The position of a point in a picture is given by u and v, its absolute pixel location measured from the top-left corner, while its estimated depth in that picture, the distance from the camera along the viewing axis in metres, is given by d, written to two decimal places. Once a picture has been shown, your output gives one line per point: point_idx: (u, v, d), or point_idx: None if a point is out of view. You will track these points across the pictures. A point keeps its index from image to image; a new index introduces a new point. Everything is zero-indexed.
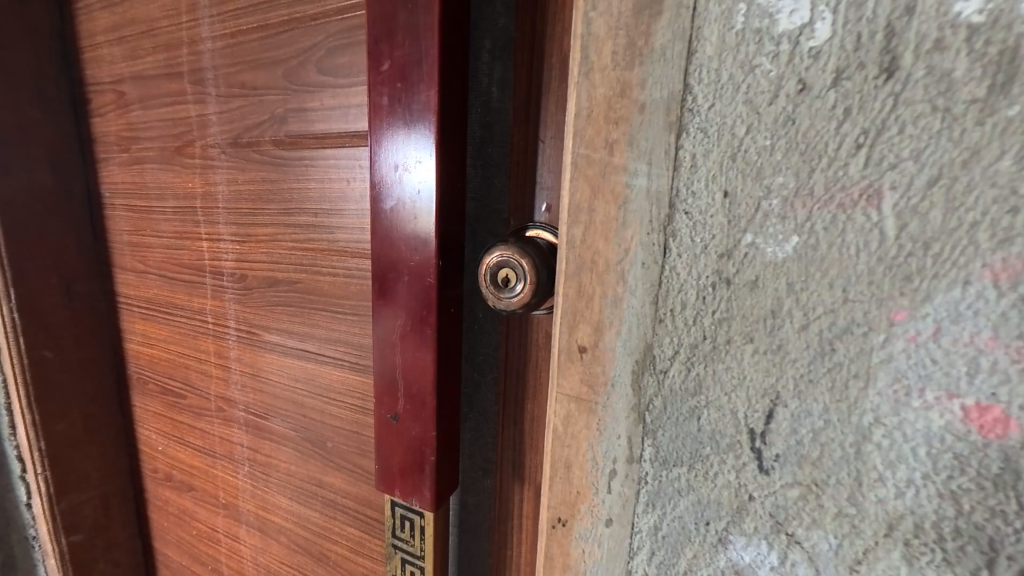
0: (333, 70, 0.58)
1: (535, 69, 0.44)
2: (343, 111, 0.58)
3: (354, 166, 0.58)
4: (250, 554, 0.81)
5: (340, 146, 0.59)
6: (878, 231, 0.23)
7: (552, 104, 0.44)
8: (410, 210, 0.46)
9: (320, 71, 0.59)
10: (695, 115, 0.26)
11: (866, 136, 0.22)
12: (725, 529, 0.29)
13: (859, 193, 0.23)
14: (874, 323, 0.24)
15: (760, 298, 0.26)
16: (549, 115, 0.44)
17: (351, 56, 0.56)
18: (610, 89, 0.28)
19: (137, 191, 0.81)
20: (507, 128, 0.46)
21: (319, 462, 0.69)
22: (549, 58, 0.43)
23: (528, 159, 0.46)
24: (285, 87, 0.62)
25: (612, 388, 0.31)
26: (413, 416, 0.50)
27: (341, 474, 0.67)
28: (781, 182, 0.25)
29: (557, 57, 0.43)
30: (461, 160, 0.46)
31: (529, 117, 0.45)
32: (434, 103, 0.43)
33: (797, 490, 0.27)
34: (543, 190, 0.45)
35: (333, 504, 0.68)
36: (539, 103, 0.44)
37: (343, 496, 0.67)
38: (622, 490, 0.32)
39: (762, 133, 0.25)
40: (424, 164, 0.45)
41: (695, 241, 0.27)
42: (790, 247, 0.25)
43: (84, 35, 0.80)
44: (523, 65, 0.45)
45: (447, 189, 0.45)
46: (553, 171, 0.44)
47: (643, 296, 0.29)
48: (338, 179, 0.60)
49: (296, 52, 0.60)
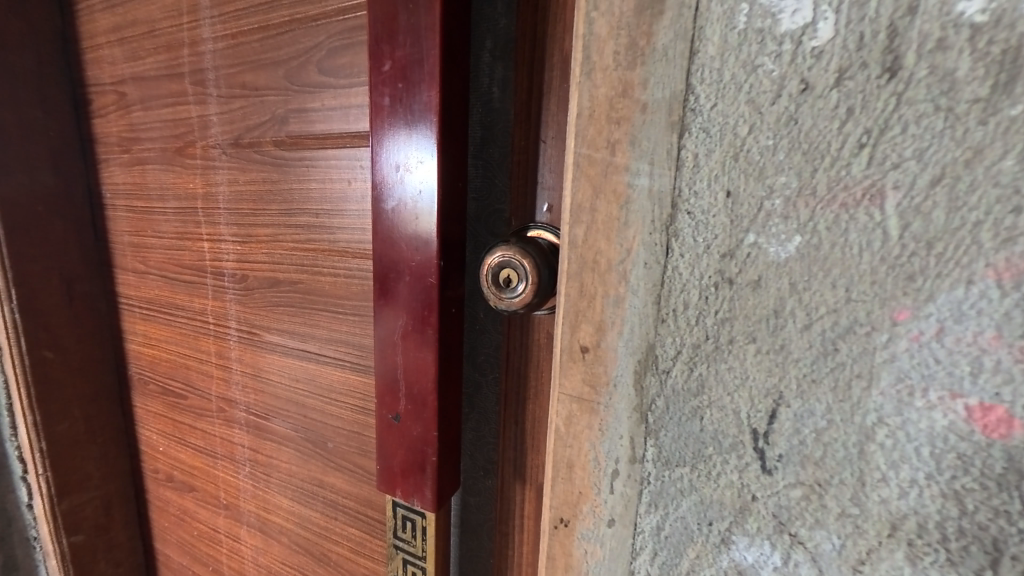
0: (334, 70, 0.58)
1: (536, 69, 0.44)
2: (344, 111, 0.58)
3: (355, 166, 0.58)
4: (250, 555, 0.81)
5: (341, 146, 0.59)
6: (881, 231, 0.23)
7: (554, 105, 0.44)
8: (411, 211, 0.46)
9: (321, 72, 0.59)
10: (697, 115, 0.26)
11: (868, 136, 0.22)
12: (728, 529, 0.29)
13: (862, 192, 0.23)
14: (877, 322, 0.24)
15: (763, 298, 0.26)
16: (551, 116, 0.44)
17: (352, 57, 0.56)
18: (611, 89, 0.28)
19: (138, 192, 0.81)
20: (509, 128, 0.46)
21: (320, 462, 0.68)
22: (549, 59, 0.43)
23: (529, 160, 0.46)
24: (286, 87, 0.62)
25: (614, 388, 0.31)
26: (414, 416, 0.50)
27: (342, 475, 0.67)
28: (784, 182, 0.25)
29: (558, 57, 0.43)
30: (462, 160, 0.47)
31: (531, 117, 0.45)
32: (435, 104, 0.43)
33: (800, 490, 0.27)
34: (544, 190, 0.46)
35: (334, 505, 0.68)
36: (540, 103, 0.44)
37: (344, 496, 0.67)
38: (624, 490, 0.32)
39: (764, 133, 0.25)
40: (425, 165, 0.45)
41: (698, 241, 0.27)
42: (793, 247, 0.25)
43: (85, 36, 0.80)
44: (525, 65, 0.45)
45: (448, 190, 0.45)
46: (555, 172, 0.44)
47: (645, 296, 0.29)
48: (339, 179, 0.60)
49: (297, 52, 0.60)
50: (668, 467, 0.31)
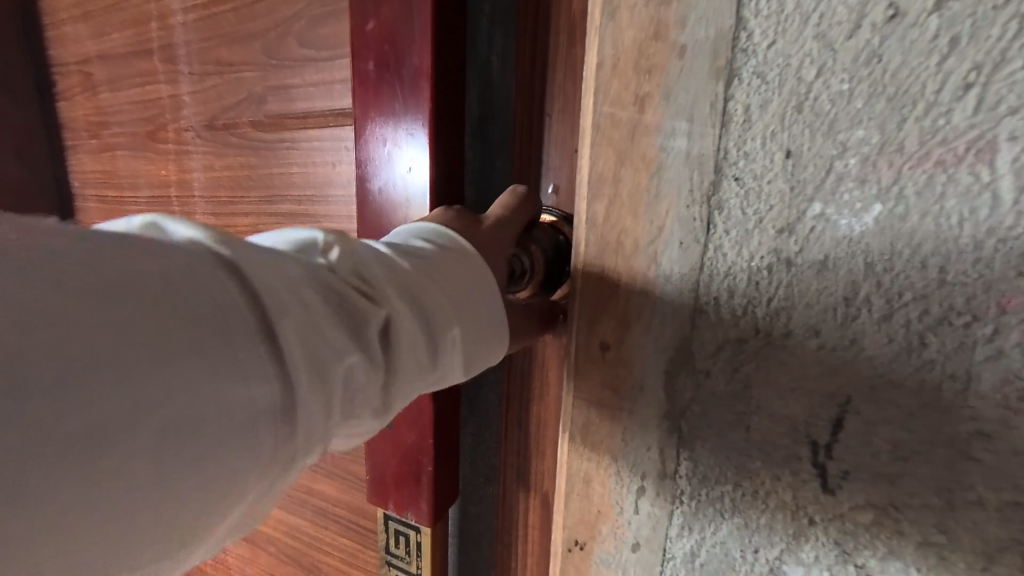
0: (316, 41, 0.52)
1: (541, 32, 0.39)
2: (327, 87, 0.52)
3: (340, 147, 0.53)
4: (236, 565, 0.76)
5: (325, 126, 0.54)
6: (989, 195, 0.18)
7: (561, 72, 0.39)
8: (399, 193, 0.41)
9: (301, 43, 0.53)
10: (750, 57, 0.21)
11: (977, 73, 0.18)
12: (778, 558, 0.25)
13: (965, 146, 0.18)
14: (979, 311, 0.19)
15: (828, 283, 0.21)
16: (557, 84, 0.39)
17: (335, 25, 0.51)
18: (641, 31, 0.23)
19: (109, 180, 0.75)
20: (509, 99, 0.41)
21: (308, 468, 0.63)
22: (556, 18, 0.38)
23: (533, 135, 0.40)
24: (263, 62, 0.56)
25: (641, 392, 0.27)
26: (408, 422, 0.45)
27: (332, 482, 0.62)
28: (861, 138, 0.20)
29: (566, 17, 0.38)
30: (458, 136, 0.41)
31: (535, 86, 0.40)
32: (426, 69, 0.38)
33: (870, 514, 0.22)
34: (549, 171, 0.41)
35: (324, 513, 0.63)
36: (546, 70, 0.39)
37: (335, 504, 0.62)
38: (652, 511, 0.28)
39: (837, 76, 0.20)
40: (415, 140, 0.39)
41: (747, 214, 0.22)
42: (870, 218, 0.20)
43: (46, 12, 0.73)
44: (528, 28, 0.39)
45: (442, 169, 0.40)
46: (562, 148, 0.39)
47: (679, 283, 0.24)
48: (322, 161, 0.54)
49: (275, 22, 0.54)
50: (705, 486, 0.26)
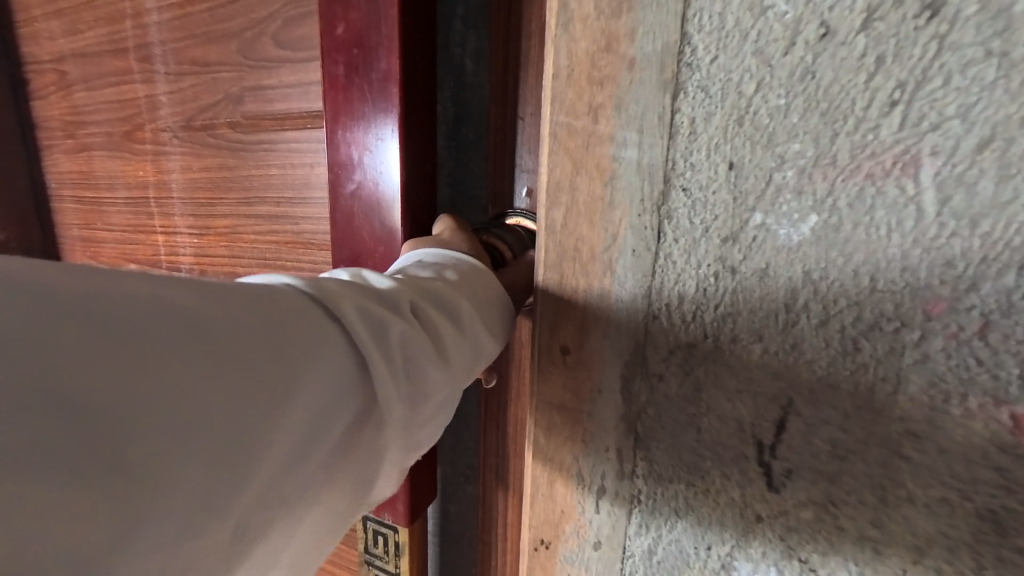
0: (292, 42, 0.51)
1: (513, 35, 0.39)
2: (305, 88, 0.52)
3: (318, 149, 0.53)
4: None
5: (303, 127, 0.53)
6: (913, 207, 0.19)
7: (533, 75, 0.39)
8: (373, 196, 0.41)
9: (278, 44, 0.53)
10: (694, 70, 0.22)
11: (901, 91, 0.18)
12: (729, 554, 0.26)
13: (892, 160, 0.19)
14: (908, 317, 0.20)
15: (770, 289, 0.22)
16: (529, 87, 0.39)
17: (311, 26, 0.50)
18: (593, 43, 0.24)
19: (85, 180, 0.74)
20: (484, 102, 0.41)
21: None
22: (528, 23, 0.38)
23: (506, 139, 0.41)
24: (240, 62, 0.56)
25: (599, 395, 0.27)
26: None
27: None
28: (798, 150, 0.20)
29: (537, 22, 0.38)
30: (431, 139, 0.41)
31: (508, 90, 0.40)
32: (394, 72, 0.38)
33: (811, 511, 0.23)
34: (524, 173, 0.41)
35: None
36: (518, 74, 0.39)
37: None
38: (611, 510, 0.28)
39: (774, 91, 0.20)
40: (388, 143, 0.39)
41: (694, 223, 0.23)
42: (806, 228, 0.21)
43: (19, 9, 0.72)
44: (500, 32, 0.39)
45: (415, 172, 0.40)
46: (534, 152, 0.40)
47: (633, 288, 0.25)
48: (301, 163, 0.54)
49: (251, 23, 0.54)
50: (660, 486, 0.27)
